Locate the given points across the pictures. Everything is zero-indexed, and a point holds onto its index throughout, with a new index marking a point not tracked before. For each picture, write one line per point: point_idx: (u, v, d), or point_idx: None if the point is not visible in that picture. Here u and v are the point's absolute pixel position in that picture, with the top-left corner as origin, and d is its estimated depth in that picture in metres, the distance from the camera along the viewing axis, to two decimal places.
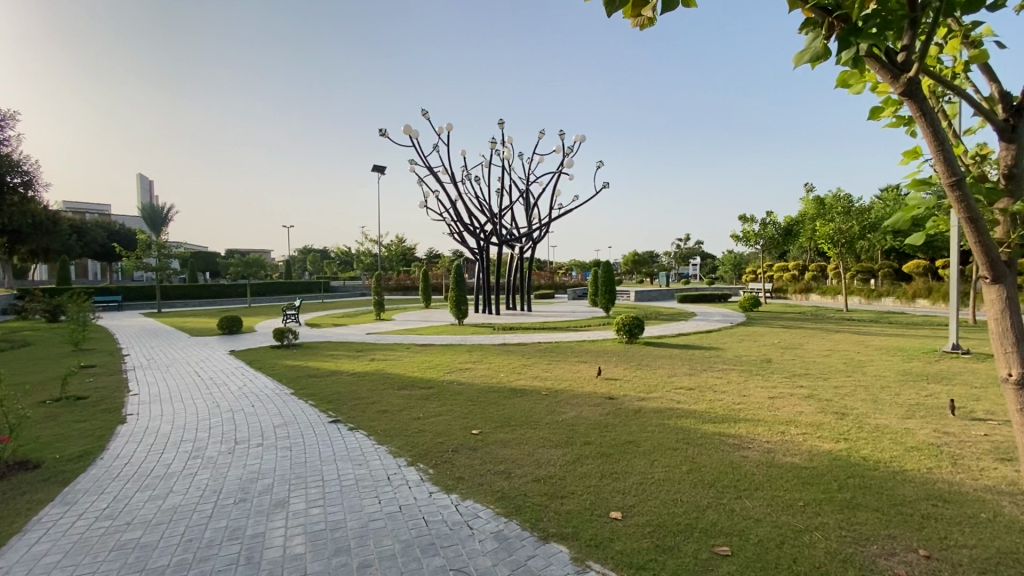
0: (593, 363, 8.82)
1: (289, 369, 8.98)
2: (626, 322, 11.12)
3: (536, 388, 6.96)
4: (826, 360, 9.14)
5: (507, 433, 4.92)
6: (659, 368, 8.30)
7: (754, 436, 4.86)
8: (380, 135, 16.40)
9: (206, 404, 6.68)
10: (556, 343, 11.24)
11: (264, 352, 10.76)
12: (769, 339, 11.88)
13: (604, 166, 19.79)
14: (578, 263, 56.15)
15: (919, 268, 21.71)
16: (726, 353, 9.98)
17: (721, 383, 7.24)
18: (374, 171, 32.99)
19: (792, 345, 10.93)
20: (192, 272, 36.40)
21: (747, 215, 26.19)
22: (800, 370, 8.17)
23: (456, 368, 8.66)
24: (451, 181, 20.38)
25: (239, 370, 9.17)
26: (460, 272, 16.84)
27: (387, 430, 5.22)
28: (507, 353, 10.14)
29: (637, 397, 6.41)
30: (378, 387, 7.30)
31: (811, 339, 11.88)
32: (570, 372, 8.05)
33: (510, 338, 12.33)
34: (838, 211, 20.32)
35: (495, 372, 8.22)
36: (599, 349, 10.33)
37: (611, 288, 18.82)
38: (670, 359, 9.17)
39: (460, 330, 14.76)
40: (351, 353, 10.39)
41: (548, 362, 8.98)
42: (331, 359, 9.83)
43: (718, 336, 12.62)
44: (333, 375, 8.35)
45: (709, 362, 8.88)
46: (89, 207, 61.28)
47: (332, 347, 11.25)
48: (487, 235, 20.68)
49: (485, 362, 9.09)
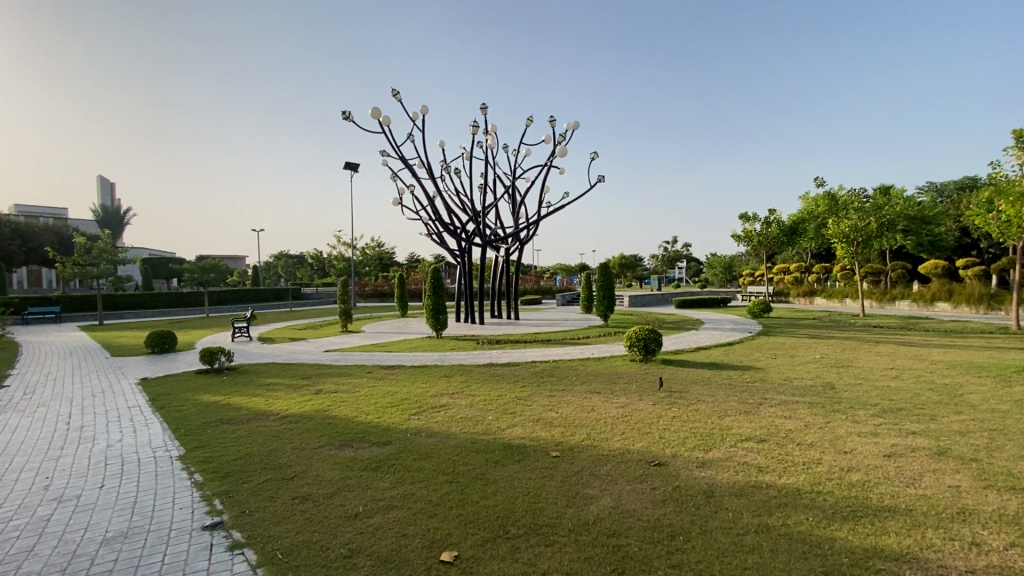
0: (609, 395, 6.65)
1: (200, 409, 6.65)
2: (639, 337, 9.06)
3: (541, 444, 4.75)
4: (905, 386, 7.12)
5: (503, 564, 2.74)
6: (700, 404, 6.16)
7: (942, 561, 2.73)
8: (344, 117, 14.07)
9: (31, 481, 4.32)
10: (554, 363, 9.07)
11: (183, 382, 8.39)
12: (809, 354, 9.87)
13: (598, 156, 17.51)
14: (563, 268, 54.04)
15: (937, 268, 20.12)
16: (771, 375, 7.92)
17: (799, 429, 5.14)
18: (347, 168, 30.39)
19: (842, 363, 8.92)
20: (146, 279, 33.46)
21: (748, 213, 24.39)
22: (888, 404, 6.11)
23: (427, 404, 6.43)
24: (428, 175, 18.10)
25: (133, 410, 6.78)
26: (437, 276, 14.60)
27: (294, 552, 2.98)
28: (494, 377, 7.94)
29: (693, 461, 4.26)
30: (311, 444, 5.02)
31: (859, 353, 9.88)
32: (583, 412, 5.86)
33: (498, 356, 10.12)
34: (853, 207, 18.55)
35: (479, 411, 6.02)
36: (612, 373, 8.18)
37: (609, 294, 16.79)
38: (707, 387, 7.07)
39: (437, 345, 12.51)
40: (295, 382, 8.08)
41: (549, 393, 6.83)
42: (264, 391, 7.51)
43: (746, 351, 10.56)
44: (256, 419, 6.04)
45: (759, 392, 6.79)
46: (37, 210, 57.01)
47: (273, 374, 8.90)
48: (469, 235, 18.46)
49: (467, 393, 6.90)
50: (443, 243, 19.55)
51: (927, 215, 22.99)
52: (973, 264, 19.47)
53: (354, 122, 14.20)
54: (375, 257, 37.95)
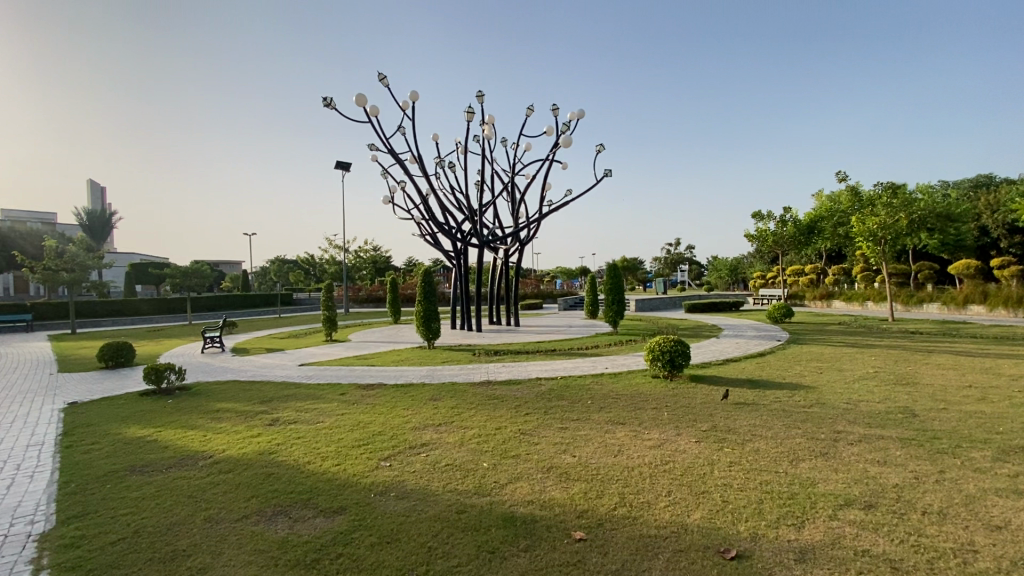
0: (638, 428, 5.23)
1: (115, 450, 5.22)
2: (664, 349, 7.66)
3: (555, 515, 3.33)
4: (1005, 412, 5.67)
5: None
6: (758, 442, 4.75)
7: None
8: (325, 104, 12.68)
9: None
10: (563, 382, 7.63)
11: (119, 409, 7.00)
12: (860, 368, 8.42)
13: (604, 149, 15.96)
14: (564, 272, 52.77)
15: (969, 269, 18.67)
16: (829, 397, 6.49)
17: (911, 486, 3.71)
18: (338, 167, 29.03)
19: (906, 379, 7.50)
20: (129, 284, 32.08)
21: (762, 211, 23.06)
22: (1002, 441, 4.68)
23: (405, 441, 5.01)
24: (420, 170, 16.73)
25: (33, 449, 5.39)
26: (429, 279, 13.17)
27: None
28: (493, 401, 6.52)
29: (786, 551, 2.86)
30: (233, 512, 3.60)
31: (919, 367, 8.43)
32: (609, 456, 4.44)
33: (497, 371, 8.72)
34: (880, 203, 17.17)
35: (472, 453, 4.59)
36: (634, 395, 6.73)
37: (619, 298, 15.39)
38: (759, 415, 5.64)
39: (427, 356, 11.06)
40: (250, 408, 6.65)
41: (561, 424, 5.42)
42: (208, 421, 6.10)
43: (783, 364, 9.11)
44: (177, 466, 4.62)
45: (826, 422, 5.37)
46: (28, 215, 55.88)
47: (226, 396, 7.45)
48: (465, 235, 17.04)
49: (460, 425, 5.50)
50: (438, 244, 18.17)
51: (953, 212, 21.57)
52: (1008, 264, 18.05)
53: (335, 110, 12.78)
54: (369, 260, 36.99)
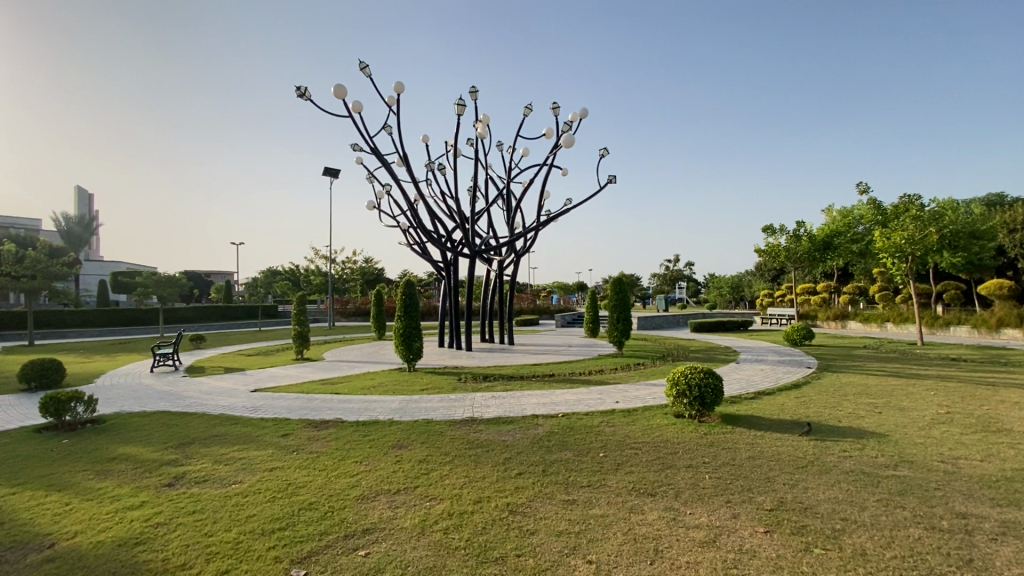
0: (677, 505, 3.69)
1: None
2: (690, 384, 6.13)
3: None
4: None
5: None
6: (861, 537, 3.21)
7: None
8: (299, 94, 11.25)
9: None
10: (565, 422, 6.05)
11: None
12: (926, 408, 6.86)
13: (609, 152, 14.51)
14: (561, 287, 51.41)
15: (1001, 289, 17.31)
16: (913, 452, 5.00)
17: None
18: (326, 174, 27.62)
19: (995, 425, 5.98)
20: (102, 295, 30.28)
21: (773, 225, 21.76)
22: None
23: (340, 524, 3.45)
24: (408, 173, 15.29)
25: None
26: (411, 292, 11.63)
27: None
28: (476, 451, 4.97)
29: None
30: None
31: (996, 407, 6.92)
32: (644, 565, 2.87)
33: (485, 404, 7.16)
34: (908, 216, 15.81)
35: (434, 555, 3.01)
36: (659, 444, 5.18)
37: (624, 315, 13.86)
38: (838, 484, 4.11)
39: (403, 381, 9.45)
40: (157, 456, 5.06)
41: (568, 496, 3.86)
42: (87, 477, 4.49)
43: (828, 399, 7.54)
44: None
45: (936, 498, 3.85)
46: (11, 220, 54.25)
47: (138, 435, 5.85)
48: (456, 245, 15.56)
49: (426, 494, 3.92)
50: (427, 255, 16.66)
51: (978, 229, 20.28)
52: None
53: (309, 100, 11.32)
54: (359, 271, 35.46)
